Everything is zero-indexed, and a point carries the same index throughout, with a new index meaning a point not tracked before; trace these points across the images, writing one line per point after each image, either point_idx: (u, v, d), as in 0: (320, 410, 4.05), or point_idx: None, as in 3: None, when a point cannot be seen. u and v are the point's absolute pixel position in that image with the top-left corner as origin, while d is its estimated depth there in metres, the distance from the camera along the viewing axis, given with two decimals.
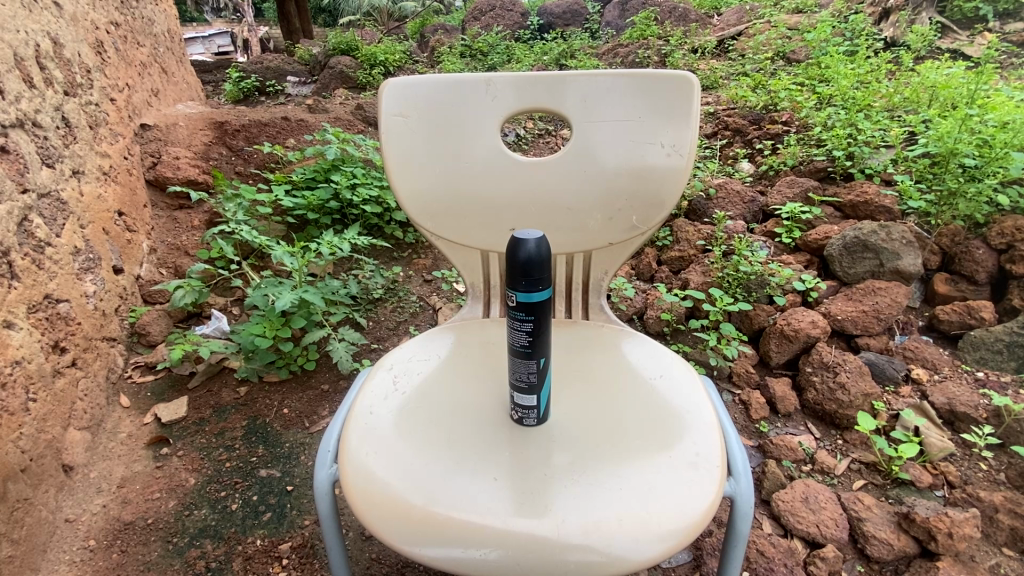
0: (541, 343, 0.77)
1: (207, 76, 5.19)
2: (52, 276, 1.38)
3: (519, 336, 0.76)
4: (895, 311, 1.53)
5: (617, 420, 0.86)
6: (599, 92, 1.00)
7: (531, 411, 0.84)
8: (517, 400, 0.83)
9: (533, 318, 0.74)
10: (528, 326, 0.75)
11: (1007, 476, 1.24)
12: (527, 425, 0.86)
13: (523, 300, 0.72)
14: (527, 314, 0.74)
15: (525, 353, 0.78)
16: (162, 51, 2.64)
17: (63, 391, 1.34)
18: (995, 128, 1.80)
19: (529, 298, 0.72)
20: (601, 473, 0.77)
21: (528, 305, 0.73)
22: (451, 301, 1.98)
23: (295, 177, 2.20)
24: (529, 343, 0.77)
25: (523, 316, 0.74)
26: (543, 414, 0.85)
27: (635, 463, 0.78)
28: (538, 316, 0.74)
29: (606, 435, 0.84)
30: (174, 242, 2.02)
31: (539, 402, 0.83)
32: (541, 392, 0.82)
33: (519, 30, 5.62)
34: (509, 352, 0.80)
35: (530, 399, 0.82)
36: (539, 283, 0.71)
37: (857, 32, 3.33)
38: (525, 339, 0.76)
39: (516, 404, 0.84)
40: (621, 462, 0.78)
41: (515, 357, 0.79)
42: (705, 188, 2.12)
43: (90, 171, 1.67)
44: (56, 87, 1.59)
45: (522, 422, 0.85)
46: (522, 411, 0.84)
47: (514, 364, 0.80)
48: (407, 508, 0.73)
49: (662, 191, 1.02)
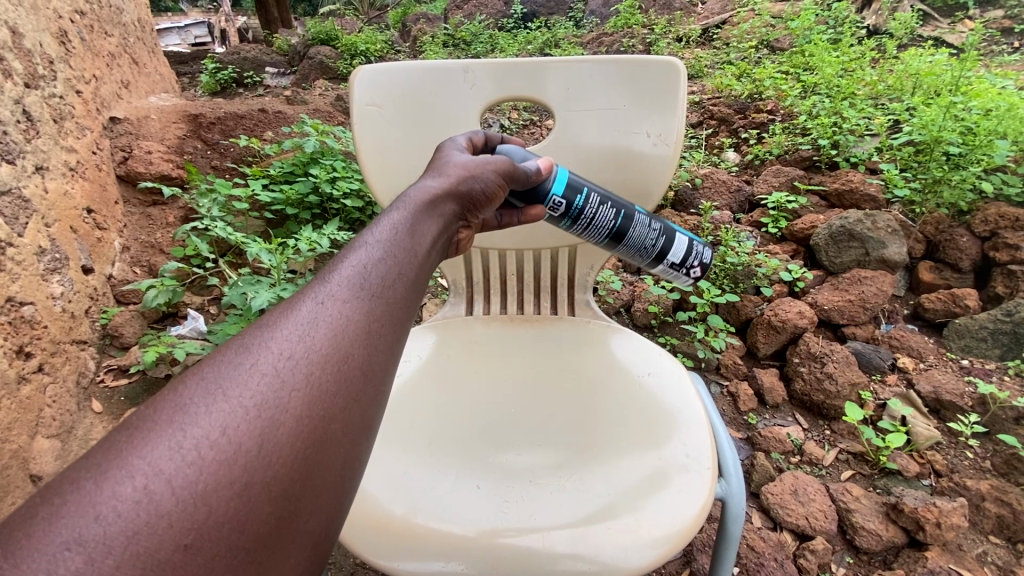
0: (614, 200, 0.86)
1: (183, 67, 5.03)
2: (15, 278, 1.32)
3: (606, 217, 0.85)
4: (881, 300, 1.52)
5: (604, 422, 0.84)
6: (582, 80, 0.97)
7: (690, 246, 0.93)
8: (672, 260, 0.93)
9: (586, 190, 0.84)
10: (597, 196, 0.85)
11: (993, 464, 1.25)
12: (707, 256, 0.96)
13: (564, 189, 0.82)
14: (582, 192, 0.83)
15: (627, 219, 0.87)
16: (132, 41, 2.54)
17: (30, 398, 1.29)
18: (979, 116, 1.81)
19: (562, 182, 0.82)
20: (589, 478, 0.75)
21: (570, 186, 0.83)
22: (436, 296, 1.91)
23: (272, 171, 2.11)
24: (612, 205, 0.86)
25: (588, 195, 0.84)
26: (695, 239, 0.95)
27: (620, 466, 0.76)
28: (584, 184, 0.84)
29: (591, 439, 0.81)
30: (149, 239, 1.95)
31: (681, 235, 0.93)
32: (670, 225, 0.92)
33: (502, 18, 5.53)
34: (622, 246, 0.89)
35: (673, 238, 0.92)
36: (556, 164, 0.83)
37: (840, 20, 3.33)
38: (608, 209, 0.85)
39: (667, 257, 0.91)
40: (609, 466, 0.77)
41: (630, 237, 0.88)
42: (692, 178, 2.08)
43: (56, 167, 1.59)
44: (16, 79, 1.51)
45: (700, 261, 0.95)
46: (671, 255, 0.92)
47: (637, 241, 0.89)
48: (385, 520, 0.70)
49: (648, 182, 0.99)
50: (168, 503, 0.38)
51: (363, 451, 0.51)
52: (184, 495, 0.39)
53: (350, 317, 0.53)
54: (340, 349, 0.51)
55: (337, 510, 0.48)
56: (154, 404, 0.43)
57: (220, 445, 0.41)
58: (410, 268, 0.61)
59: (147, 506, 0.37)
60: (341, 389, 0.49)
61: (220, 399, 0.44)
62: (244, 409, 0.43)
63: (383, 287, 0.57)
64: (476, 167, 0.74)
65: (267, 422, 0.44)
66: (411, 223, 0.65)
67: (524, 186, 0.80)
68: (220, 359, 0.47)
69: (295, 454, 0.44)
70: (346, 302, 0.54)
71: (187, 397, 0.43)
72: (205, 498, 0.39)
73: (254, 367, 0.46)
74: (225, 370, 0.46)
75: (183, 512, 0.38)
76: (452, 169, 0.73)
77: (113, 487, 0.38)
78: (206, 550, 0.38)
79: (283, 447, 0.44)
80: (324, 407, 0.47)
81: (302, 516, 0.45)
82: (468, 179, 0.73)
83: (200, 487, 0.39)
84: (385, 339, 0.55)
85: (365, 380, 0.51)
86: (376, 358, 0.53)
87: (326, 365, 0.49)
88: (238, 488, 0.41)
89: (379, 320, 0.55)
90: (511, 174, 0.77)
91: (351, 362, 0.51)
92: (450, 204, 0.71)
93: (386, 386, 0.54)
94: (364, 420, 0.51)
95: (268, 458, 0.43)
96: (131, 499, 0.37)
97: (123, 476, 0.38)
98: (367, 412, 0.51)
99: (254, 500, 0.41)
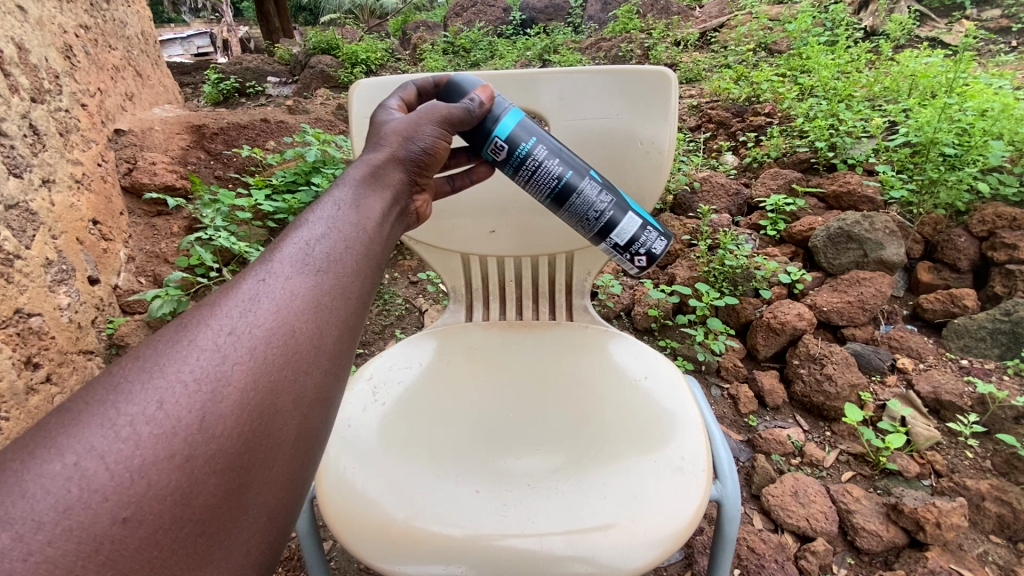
0: (565, 157, 0.84)
1: (185, 78, 5.07)
2: (22, 290, 1.34)
3: (549, 174, 0.84)
4: (880, 301, 1.52)
5: (600, 424, 0.85)
6: (575, 89, 0.98)
7: (639, 230, 0.88)
8: (617, 239, 0.88)
9: (534, 139, 0.83)
10: (542, 147, 0.83)
11: (993, 463, 1.26)
12: (659, 250, 0.89)
13: (507, 133, 0.82)
14: (528, 141, 0.83)
15: (571, 183, 0.84)
16: (136, 54, 2.57)
17: (37, 408, 1.31)
18: (974, 116, 1.82)
19: (507, 126, 0.82)
20: (586, 479, 0.77)
21: (515, 133, 0.82)
22: (437, 302, 1.93)
23: (275, 180, 2.12)
24: (557, 160, 0.84)
25: (531, 142, 0.83)
26: (652, 225, 0.89)
27: (612, 467, 0.78)
28: (534, 135, 0.83)
29: (586, 440, 0.83)
30: (153, 249, 1.98)
31: (633, 214, 0.88)
32: (623, 202, 0.87)
33: (501, 25, 5.56)
34: (563, 208, 0.87)
35: (621, 216, 0.87)
36: (507, 103, 0.83)
37: (837, 22, 3.35)
38: (553, 166, 0.84)
39: (608, 230, 0.88)
40: (603, 466, 0.78)
41: (571, 202, 0.86)
42: (690, 182, 2.09)
43: (62, 180, 1.62)
44: (22, 94, 1.54)
45: (649, 251, 0.89)
46: (615, 232, 0.88)
47: (578, 207, 0.86)
48: (387, 523, 0.72)
49: (642, 190, 1.01)
50: (100, 480, 0.42)
51: (314, 423, 0.56)
52: (118, 470, 0.43)
53: (290, 298, 0.59)
54: (282, 321, 0.57)
55: (290, 481, 0.53)
56: (89, 390, 0.47)
57: (157, 421, 0.46)
58: (352, 249, 0.67)
59: (79, 482, 0.41)
60: (285, 364, 0.54)
61: (161, 376, 0.48)
62: (182, 386, 0.48)
63: (321, 268, 0.63)
64: (412, 127, 0.77)
65: (209, 395, 0.49)
66: (354, 200, 0.72)
67: (468, 126, 0.81)
68: (160, 343, 0.52)
69: (237, 425, 0.49)
70: (284, 284, 0.60)
71: (122, 380, 0.48)
72: (143, 472, 0.43)
73: (196, 346, 0.51)
74: (164, 353, 0.50)
75: (120, 486, 0.42)
76: (390, 136, 0.77)
77: (45, 465, 0.41)
78: (146, 522, 0.42)
79: (225, 418, 0.48)
80: (266, 381, 0.52)
81: (250, 487, 0.49)
82: (405, 143, 0.77)
83: (137, 461, 0.43)
84: (330, 317, 0.60)
85: (309, 354, 0.56)
86: (321, 329, 0.59)
87: (266, 341, 0.54)
88: (179, 460, 0.45)
89: (321, 298, 0.61)
90: (447, 117, 0.77)
91: (295, 334, 0.57)
92: (395, 171, 0.76)
93: (333, 361, 0.59)
94: (312, 395, 0.56)
95: (211, 430, 0.47)
96: (62, 476, 0.41)
97: (55, 455, 0.42)
98: (315, 385, 0.56)
99: (195, 470, 0.46)
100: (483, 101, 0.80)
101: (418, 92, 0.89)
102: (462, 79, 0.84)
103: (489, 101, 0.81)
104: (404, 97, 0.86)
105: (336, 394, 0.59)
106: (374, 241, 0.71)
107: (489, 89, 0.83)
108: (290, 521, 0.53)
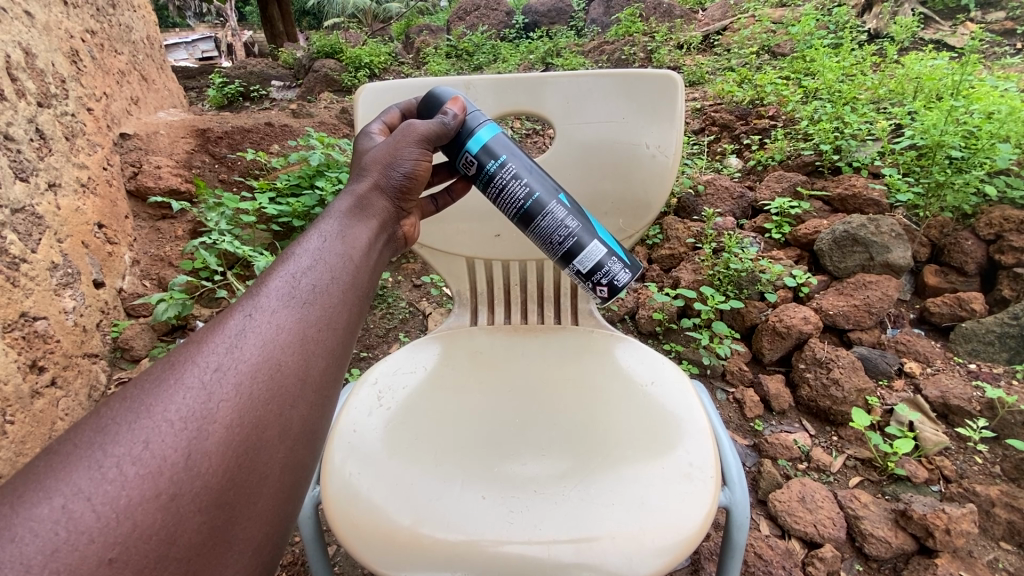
0: (534, 176, 0.83)
1: (190, 82, 5.09)
2: (28, 294, 1.35)
3: (515, 194, 0.83)
4: (887, 304, 1.52)
5: (602, 431, 0.85)
6: (581, 93, 0.98)
7: (604, 257, 0.85)
8: (581, 265, 0.86)
9: (505, 157, 0.82)
10: (511, 165, 0.82)
11: (1003, 469, 1.25)
12: (623, 281, 0.86)
13: (478, 149, 0.82)
14: (498, 159, 0.82)
15: (538, 204, 0.83)
16: (141, 58, 2.59)
17: (43, 411, 1.31)
18: (981, 119, 1.81)
19: (480, 141, 0.82)
20: (588, 487, 0.76)
21: (486, 149, 0.82)
22: (441, 305, 1.92)
23: (279, 184, 2.12)
24: (524, 179, 0.82)
25: (500, 159, 0.82)
26: (617, 254, 0.86)
27: (614, 477, 0.77)
28: (506, 153, 0.83)
29: (584, 449, 0.82)
30: (158, 252, 1.98)
31: (599, 242, 0.85)
32: (590, 227, 0.85)
33: (504, 29, 5.58)
34: (529, 229, 0.85)
35: (587, 241, 0.85)
36: (484, 117, 0.83)
37: (841, 24, 3.35)
38: (521, 185, 0.82)
39: (571, 255, 0.85)
40: (602, 475, 0.77)
41: (537, 223, 0.84)
42: (694, 185, 2.08)
43: (68, 184, 1.63)
44: (29, 98, 1.55)
45: (610, 283, 0.86)
46: (580, 257, 0.85)
47: (543, 229, 0.84)
48: (392, 529, 0.71)
49: (648, 194, 1.01)
50: (87, 522, 0.42)
51: (299, 456, 0.57)
52: (105, 512, 0.43)
53: (276, 332, 0.60)
54: (266, 356, 0.58)
55: (273, 516, 0.54)
56: (77, 431, 0.48)
57: (143, 461, 0.47)
58: (337, 281, 0.70)
59: (67, 524, 0.42)
60: (270, 399, 0.56)
61: (146, 415, 0.49)
62: (167, 425, 0.49)
63: (306, 301, 0.65)
64: (391, 153, 0.79)
65: (195, 433, 0.50)
66: (340, 231, 0.74)
67: (445, 140, 0.82)
68: (147, 381, 0.53)
69: (222, 461, 0.50)
70: (270, 319, 0.61)
71: (109, 420, 0.49)
72: (129, 513, 0.44)
73: (182, 385, 0.52)
74: (151, 391, 0.51)
75: (107, 527, 0.43)
76: (371, 164, 0.80)
77: (33, 508, 0.42)
78: (132, 563, 0.43)
79: (210, 456, 0.50)
80: (251, 417, 0.54)
81: (235, 523, 0.50)
82: (386, 170, 0.79)
83: (123, 502, 0.44)
84: (315, 349, 0.63)
85: (294, 387, 0.58)
86: (305, 363, 0.61)
87: (252, 377, 0.56)
88: (164, 499, 0.46)
89: (306, 330, 0.63)
90: (424, 136, 0.80)
91: (281, 368, 0.58)
92: (379, 199, 0.80)
93: (318, 393, 0.61)
94: (297, 428, 0.58)
95: (196, 468, 0.48)
96: (50, 519, 0.42)
97: (43, 498, 0.43)
98: (301, 418, 0.58)
99: (180, 509, 0.47)
100: (456, 115, 0.81)
101: (400, 116, 0.92)
102: (439, 91, 0.85)
103: (463, 115, 0.82)
104: (386, 121, 0.89)
105: (321, 425, 0.61)
106: (359, 271, 0.73)
107: (464, 103, 0.84)
108: (274, 557, 0.55)
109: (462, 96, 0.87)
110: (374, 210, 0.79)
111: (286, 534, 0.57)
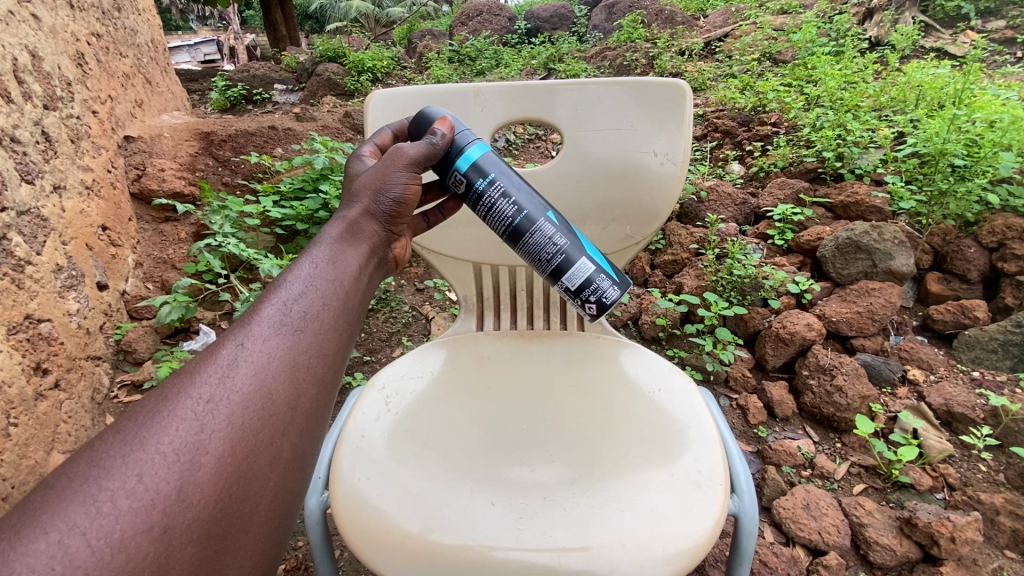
0: (521, 196, 0.83)
1: (194, 85, 5.09)
2: (33, 296, 1.35)
3: (504, 212, 0.83)
4: (889, 311, 1.52)
5: (600, 444, 0.85)
6: (589, 101, 0.99)
7: (593, 274, 0.85)
8: (569, 282, 0.86)
9: (494, 175, 0.82)
10: (498, 184, 0.82)
11: (1006, 477, 1.24)
12: (612, 297, 0.86)
13: (467, 167, 0.82)
14: (487, 176, 0.82)
15: (528, 220, 0.83)
16: (146, 61, 2.59)
17: (46, 414, 1.31)
18: (983, 127, 1.82)
19: (469, 159, 0.82)
20: (588, 500, 0.75)
21: (475, 167, 0.82)
22: (444, 309, 1.92)
23: (283, 187, 2.12)
24: (512, 198, 0.82)
25: (488, 177, 0.82)
26: (607, 271, 0.86)
27: (614, 488, 0.77)
28: (495, 171, 0.83)
29: (580, 460, 0.82)
30: (161, 254, 1.99)
31: (588, 258, 0.85)
32: (579, 244, 0.85)
33: (507, 34, 5.62)
34: (518, 245, 0.85)
35: (577, 257, 0.85)
36: (472, 135, 0.83)
37: (842, 32, 3.38)
38: (510, 204, 0.82)
39: (560, 272, 0.85)
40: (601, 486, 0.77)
41: (525, 240, 0.84)
42: (697, 191, 2.09)
43: (72, 187, 1.63)
44: (36, 101, 1.55)
45: (599, 300, 0.86)
46: (570, 275, 0.85)
47: (532, 246, 0.84)
48: (403, 537, 0.71)
49: (655, 202, 1.02)
50: (82, 557, 0.43)
51: (289, 482, 0.58)
52: (99, 546, 0.43)
53: (267, 360, 0.61)
54: (256, 386, 0.58)
55: (265, 542, 0.55)
56: (71, 465, 0.48)
57: (137, 495, 0.47)
58: (328, 306, 0.70)
59: (62, 560, 0.42)
60: (261, 427, 0.56)
61: (141, 447, 0.49)
62: (160, 458, 0.49)
63: (298, 327, 0.66)
64: (381, 177, 0.80)
65: (187, 465, 0.50)
66: (332, 256, 0.75)
67: (434, 160, 0.82)
68: (140, 413, 0.53)
69: (214, 492, 0.51)
70: (261, 347, 0.62)
71: (104, 452, 0.49)
72: (122, 546, 0.44)
73: (174, 418, 0.52)
74: (144, 423, 0.51)
75: (101, 561, 0.43)
76: (360, 189, 0.80)
77: (29, 544, 0.42)
78: None
79: (203, 487, 0.50)
80: (243, 446, 0.54)
81: (227, 552, 0.50)
82: (376, 195, 0.80)
83: (116, 536, 0.44)
84: (306, 375, 0.63)
85: (284, 415, 0.59)
86: (296, 391, 0.61)
87: (244, 406, 0.56)
88: (157, 532, 0.46)
89: (297, 357, 0.63)
90: (413, 160, 0.79)
91: (273, 397, 0.59)
92: (370, 224, 0.80)
93: (308, 420, 0.62)
94: (287, 455, 0.58)
95: (189, 500, 0.49)
96: (45, 555, 0.42)
97: (39, 533, 0.43)
98: (291, 445, 0.59)
99: (172, 539, 0.47)
100: (445, 134, 0.81)
101: (392, 136, 0.92)
102: (429, 109, 0.85)
103: (451, 134, 0.82)
104: (378, 142, 0.90)
105: (311, 452, 0.62)
106: (350, 295, 0.74)
107: (453, 122, 0.84)
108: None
109: (452, 114, 0.87)
110: (362, 234, 0.79)
111: (275, 563, 0.57)
